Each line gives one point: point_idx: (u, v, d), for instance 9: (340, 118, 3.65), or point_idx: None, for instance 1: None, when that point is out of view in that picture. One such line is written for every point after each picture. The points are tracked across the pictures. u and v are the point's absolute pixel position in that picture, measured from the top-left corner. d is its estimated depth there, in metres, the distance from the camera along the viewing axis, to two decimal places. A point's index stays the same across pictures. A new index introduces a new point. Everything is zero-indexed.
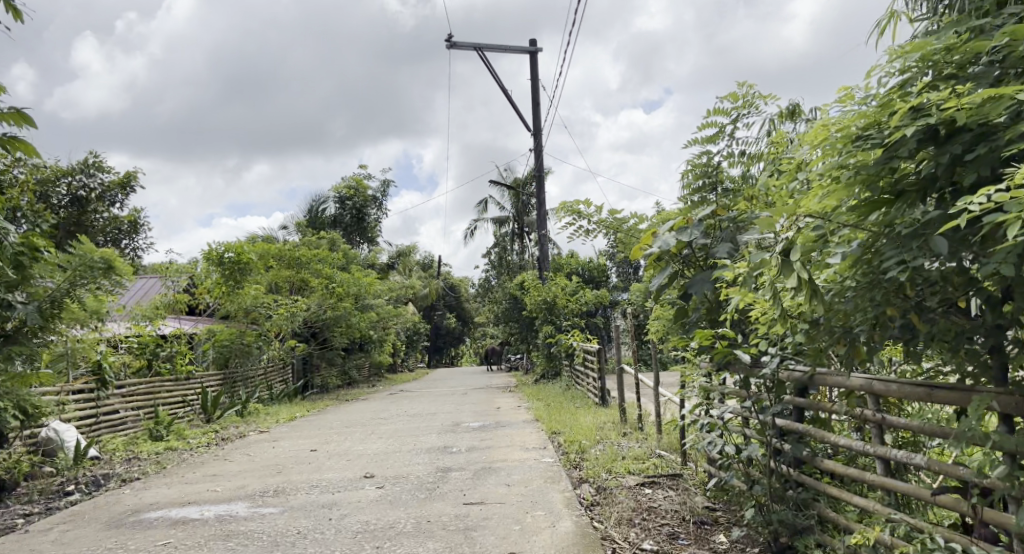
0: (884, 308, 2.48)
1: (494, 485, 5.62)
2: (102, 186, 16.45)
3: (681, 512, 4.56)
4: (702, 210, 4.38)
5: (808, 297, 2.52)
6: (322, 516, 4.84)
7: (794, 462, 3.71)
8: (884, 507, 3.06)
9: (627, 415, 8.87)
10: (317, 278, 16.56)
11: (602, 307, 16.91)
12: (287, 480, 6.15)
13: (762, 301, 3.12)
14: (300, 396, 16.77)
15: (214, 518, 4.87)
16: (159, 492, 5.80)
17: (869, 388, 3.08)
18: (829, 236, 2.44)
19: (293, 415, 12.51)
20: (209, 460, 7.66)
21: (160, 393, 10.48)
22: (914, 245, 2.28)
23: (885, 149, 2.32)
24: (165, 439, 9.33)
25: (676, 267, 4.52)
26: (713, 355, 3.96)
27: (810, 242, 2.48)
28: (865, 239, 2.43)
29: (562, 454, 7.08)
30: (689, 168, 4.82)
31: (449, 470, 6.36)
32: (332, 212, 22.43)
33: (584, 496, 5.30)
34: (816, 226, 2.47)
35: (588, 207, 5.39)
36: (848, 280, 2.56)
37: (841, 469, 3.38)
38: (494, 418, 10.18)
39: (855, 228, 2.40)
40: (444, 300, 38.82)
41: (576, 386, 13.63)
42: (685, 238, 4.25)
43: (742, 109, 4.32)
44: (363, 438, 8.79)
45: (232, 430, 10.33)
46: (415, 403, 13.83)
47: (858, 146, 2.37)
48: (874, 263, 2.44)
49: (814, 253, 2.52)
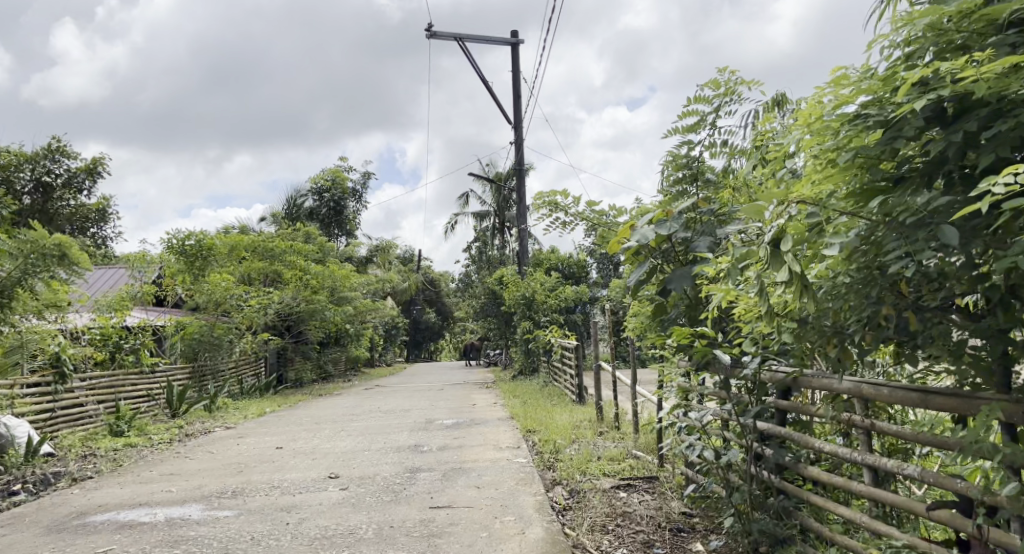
0: (881, 306, 2.28)
1: (463, 488, 5.39)
2: (69, 172, 16.02)
3: (656, 518, 4.36)
4: (682, 203, 4.17)
5: (799, 293, 2.31)
6: (279, 521, 4.58)
7: (775, 468, 3.50)
8: (873, 520, 2.86)
9: (604, 414, 8.69)
10: (291, 270, 16.25)
11: (582, 303, 16.73)
12: (246, 480, 5.88)
13: (743, 298, 2.92)
14: (272, 390, 16.44)
15: (164, 522, 4.60)
16: (110, 493, 5.51)
17: (857, 391, 2.85)
18: (824, 225, 2.24)
19: (263, 411, 12.20)
20: (169, 458, 7.37)
21: (123, 387, 10.14)
22: (919, 235, 2.08)
23: (888, 129, 2.13)
24: (126, 435, 9.01)
25: (655, 262, 4.30)
26: (691, 355, 3.75)
27: (801, 232, 2.27)
28: (864, 229, 2.25)
29: (536, 454, 6.87)
30: (669, 158, 4.59)
31: (418, 471, 6.12)
32: (309, 204, 22.06)
33: (557, 499, 5.09)
34: (810, 214, 2.26)
35: (564, 198, 5.17)
36: (841, 276, 2.36)
37: (825, 477, 3.18)
38: (469, 416, 9.95)
39: (853, 216, 2.23)
40: (424, 294, 38.55)
41: (553, 383, 13.44)
42: (665, 232, 4.02)
43: (725, 97, 4.11)
44: (332, 436, 8.52)
45: (197, 425, 10.02)
46: (390, 399, 13.57)
47: (858, 125, 2.17)
48: (872, 256, 2.24)
49: (805, 244, 2.32)
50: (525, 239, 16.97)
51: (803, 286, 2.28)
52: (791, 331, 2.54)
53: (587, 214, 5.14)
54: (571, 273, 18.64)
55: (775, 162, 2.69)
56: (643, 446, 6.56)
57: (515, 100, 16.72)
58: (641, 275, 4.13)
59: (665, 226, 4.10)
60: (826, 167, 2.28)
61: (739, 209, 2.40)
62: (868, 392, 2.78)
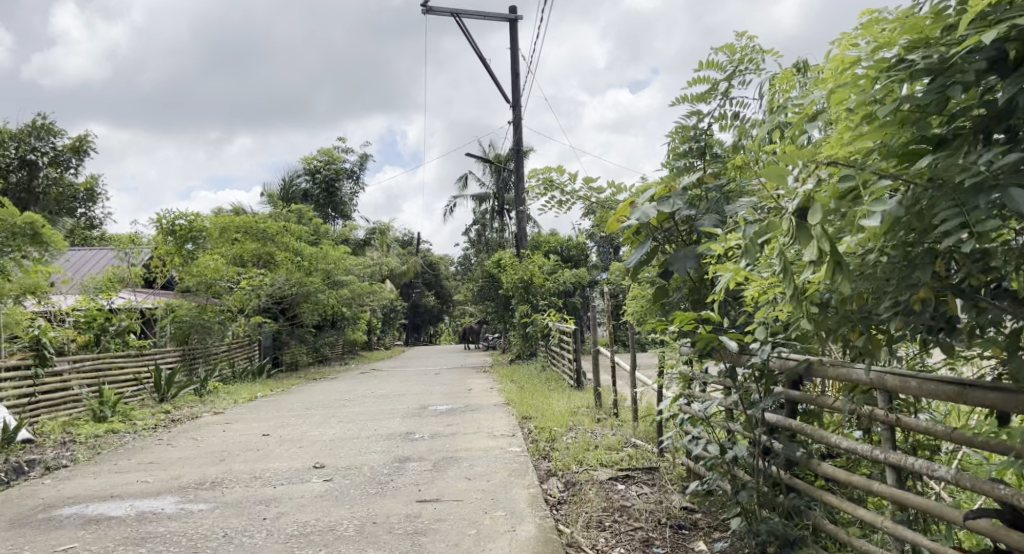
0: (921, 288, 2.02)
1: (453, 480, 5.13)
2: (54, 149, 15.78)
3: (656, 514, 4.09)
4: (687, 178, 3.87)
5: (829, 269, 2.05)
6: (256, 516, 4.33)
7: (785, 464, 3.23)
8: (894, 523, 2.59)
9: (603, 400, 8.44)
10: (284, 252, 15.98)
11: (580, 286, 16.46)
12: (227, 470, 5.63)
13: (758, 278, 2.65)
14: (266, 374, 16.22)
15: (133, 516, 4.36)
16: (82, 485, 5.26)
17: (879, 382, 2.57)
18: (861, 188, 1.97)
19: (255, 395, 11.97)
20: (151, 445, 7.12)
21: (108, 371, 9.89)
22: (979, 201, 1.80)
23: (938, 75, 1.87)
24: (110, 420, 8.77)
25: (656, 241, 4.02)
26: (695, 342, 3.46)
27: (838, 197, 2.01)
28: (906, 194, 1.98)
29: (531, 442, 6.61)
30: (676, 131, 4.28)
31: (406, 460, 5.86)
32: (304, 186, 21.73)
33: (551, 492, 4.83)
34: (846, 177, 2.01)
35: (560, 175, 4.85)
36: (876, 251, 2.11)
37: (842, 475, 2.91)
38: (465, 401, 9.71)
39: (897, 179, 1.96)
40: (422, 278, 38.27)
41: (551, 367, 13.22)
42: (668, 209, 3.75)
43: (739, 65, 3.78)
44: (322, 423, 8.27)
45: (185, 411, 9.78)
46: (384, 384, 13.34)
47: (901, 71, 1.91)
48: (915, 226, 1.97)
49: (838, 214, 2.06)
50: (523, 221, 16.68)
51: (835, 263, 2.01)
52: (814, 316, 2.26)
53: (585, 192, 4.83)
54: (570, 257, 18.35)
55: (795, 125, 2.42)
56: (642, 434, 6.30)
57: (514, 78, 16.37)
58: (641, 256, 3.87)
59: (667, 204, 3.83)
60: (860, 124, 2.01)
61: (760, 173, 2.14)
62: (892, 384, 2.50)
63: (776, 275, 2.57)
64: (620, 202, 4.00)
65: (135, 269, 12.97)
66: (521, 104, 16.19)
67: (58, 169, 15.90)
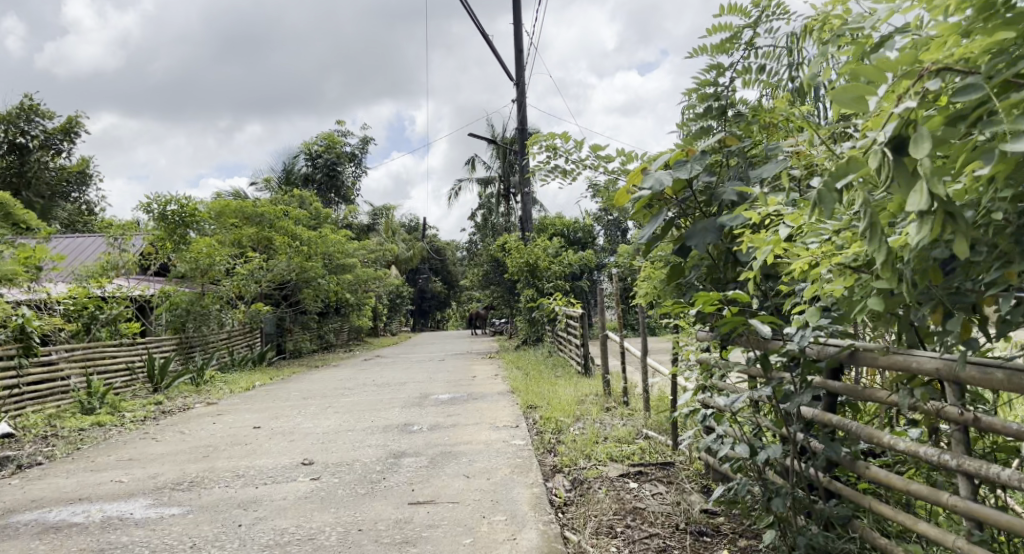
0: None
1: (449, 477, 4.72)
2: (44, 133, 15.39)
3: (672, 518, 3.67)
4: (706, 140, 3.45)
5: (942, 220, 1.69)
6: (231, 522, 3.94)
7: (826, 466, 2.78)
8: (969, 542, 2.17)
9: (612, 387, 8.02)
10: (282, 236, 15.59)
11: (587, 268, 16.01)
12: (208, 468, 5.24)
13: (802, 251, 2.21)
14: (267, 362, 15.87)
15: (97, 523, 3.98)
16: (51, 485, 4.87)
17: (952, 373, 2.14)
18: (980, 110, 1.64)
19: (252, 384, 11.59)
20: (136, 439, 6.74)
21: (97, 360, 9.53)
22: None
23: None
24: (98, 413, 8.42)
25: (673, 212, 3.58)
26: (718, 327, 3.02)
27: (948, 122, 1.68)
28: None
29: (536, 434, 6.19)
30: (693, 88, 3.81)
31: (402, 456, 5.46)
32: (304, 169, 21.26)
33: (556, 492, 4.41)
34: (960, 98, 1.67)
35: (564, 142, 4.41)
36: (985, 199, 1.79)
37: (897, 482, 2.47)
38: (468, 390, 9.30)
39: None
40: (429, 263, 37.85)
41: (557, 353, 12.81)
42: (686, 175, 3.35)
43: (767, 10, 3.32)
44: (317, 414, 7.88)
45: (177, 402, 9.41)
46: (386, 371, 12.94)
47: None
48: None
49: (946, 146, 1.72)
50: (528, 203, 16.24)
51: (945, 213, 1.68)
52: (903, 287, 1.88)
53: (590, 160, 4.40)
54: (577, 239, 17.86)
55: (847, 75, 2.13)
56: (655, 424, 5.87)
57: (517, 54, 15.84)
58: (654, 230, 3.47)
59: (685, 169, 3.42)
60: (970, 32, 1.68)
61: (840, 98, 1.76)
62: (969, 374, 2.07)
63: (830, 242, 2.16)
64: (631, 169, 3.60)
65: (129, 255, 12.60)
66: (525, 82, 15.70)
67: (49, 152, 15.53)
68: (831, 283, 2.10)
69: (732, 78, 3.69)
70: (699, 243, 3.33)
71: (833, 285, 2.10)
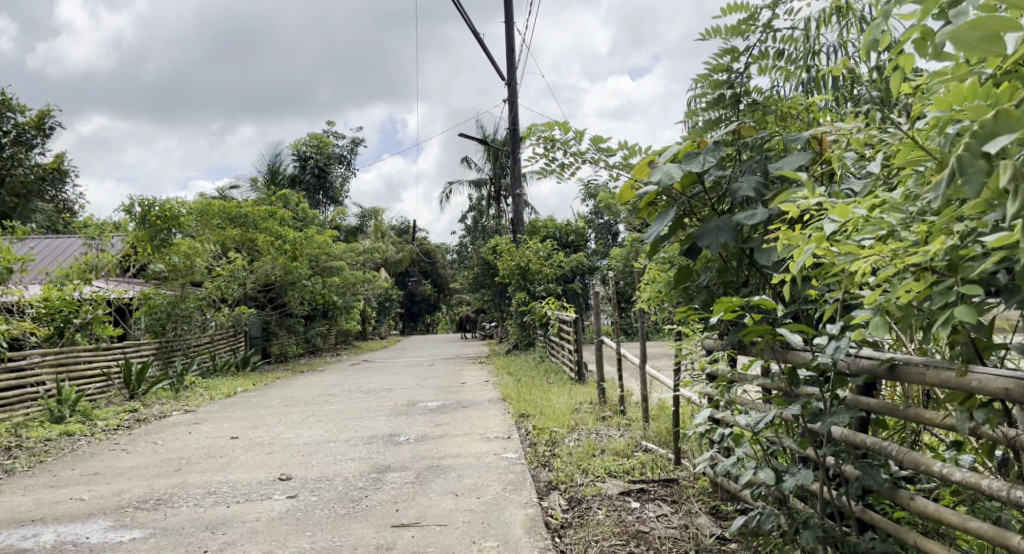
0: None
1: (437, 495, 4.39)
2: (17, 127, 14.96)
3: (680, 545, 3.37)
4: (719, 130, 3.14)
5: None
6: (195, 548, 3.60)
7: (860, 493, 2.47)
8: None
9: (607, 395, 7.70)
10: (266, 237, 15.28)
11: (580, 271, 15.72)
12: (178, 483, 4.89)
13: (863, 251, 1.91)
14: (251, 366, 15.49)
15: (48, 549, 3.63)
16: (6, 503, 4.52)
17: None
18: None
19: (234, 391, 11.22)
20: (104, 450, 6.37)
21: (70, 365, 9.16)
22: None
23: None
24: (67, 421, 8.05)
25: (681, 210, 3.25)
26: (739, 335, 2.70)
27: None
28: None
29: (529, 446, 5.87)
30: (703, 74, 3.47)
31: (386, 470, 5.12)
32: (292, 170, 20.85)
33: (553, 512, 4.09)
34: None
35: (563, 133, 4.29)
36: None
37: (950, 517, 2.19)
38: (457, 397, 8.97)
39: None
40: (418, 266, 37.48)
41: (549, 358, 12.50)
42: (697, 169, 3.02)
43: None
44: (299, 422, 7.53)
45: (153, 409, 9.05)
46: (373, 377, 12.59)
47: None
48: None
49: None
50: (519, 205, 15.94)
51: None
52: None
53: (591, 154, 4.27)
54: (569, 241, 17.55)
55: (899, 60, 1.96)
56: (655, 435, 5.56)
57: (509, 53, 15.57)
58: (666, 227, 3.18)
59: (696, 162, 3.08)
60: None
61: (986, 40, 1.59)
62: None
63: (902, 240, 1.90)
64: (638, 162, 3.30)
65: (107, 257, 12.22)
66: (516, 81, 15.42)
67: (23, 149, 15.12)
68: (901, 285, 1.85)
69: (748, 63, 3.37)
70: (714, 244, 3.04)
71: (901, 288, 1.84)
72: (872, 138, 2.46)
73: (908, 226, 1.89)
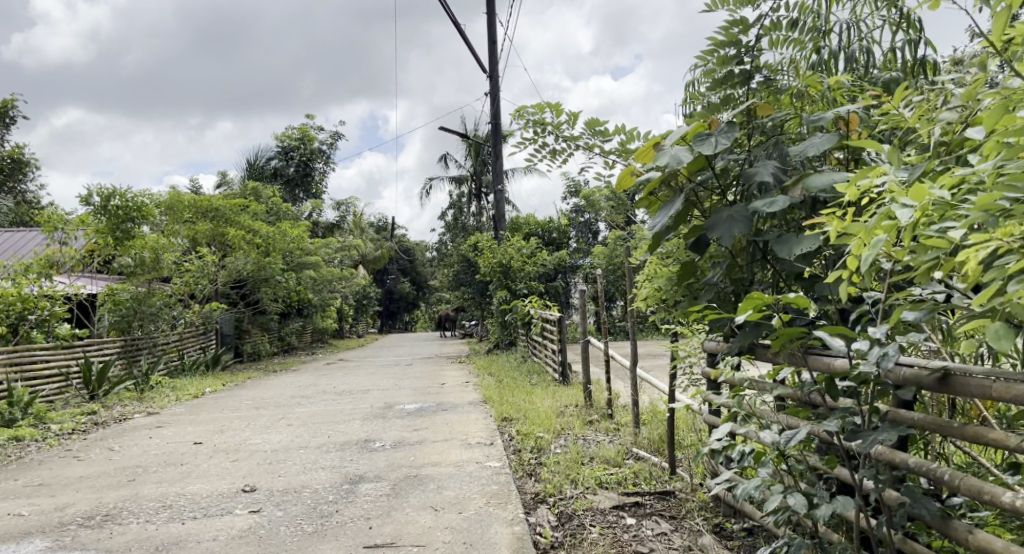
0: None
1: (415, 510, 4.02)
2: None
3: None
4: (734, 109, 2.76)
5: None
6: None
7: (901, 522, 2.11)
8: None
9: (593, 397, 7.38)
10: (238, 232, 14.93)
11: (561, 269, 15.41)
12: (130, 496, 4.48)
13: (973, 242, 1.64)
14: (222, 365, 15.02)
15: None
16: None
17: None
18: None
19: (202, 392, 10.78)
20: (54, 457, 5.96)
21: (25, 366, 8.72)
22: None
23: None
24: (18, 425, 7.61)
25: (690, 196, 2.90)
26: (765, 338, 2.34)
27: None
28: None
29: (513, 453, 5.51)
30: (709, 48, 3.09)
31: (359, 481, 4.74)
32: (273, 165, 20.29)
33: (542, 530, 3.73)
34: None
35: (555, 117, 4.00)
36: None
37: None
38: (436, 399, 8.60)
39: None
40: (397, 264, 37.08)
41: (531, 358, 12.18)
42: (708, 152, 2.66)
43: None
44: (267, 427, 7.14)
45: (114, 412, 8.60)
46: (348, 377, 12.21)
47: None
48: None
49: None
50: (500, 201, 15.60)
51: None
52: None
53: (584, 140, 3.96)
54: (551, 239, 17.23)
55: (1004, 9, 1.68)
56: (648, 441, 5.22)
57: (491, 46, 15.22)
58: (672, 216, 2.84)
59: (707, 145, 2.71)
60: None
61: None
62: None
63: (1017, 228, 1.64)
64: (641, 144, 2.93)
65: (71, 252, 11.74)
66: (499, 74, 15.09)
67: None
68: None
69: (759, 34, 3.02)
70: (726, 236, 2.67)
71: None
72: (925, 113, 2.20)
73: (1019, 211, 1.66)
